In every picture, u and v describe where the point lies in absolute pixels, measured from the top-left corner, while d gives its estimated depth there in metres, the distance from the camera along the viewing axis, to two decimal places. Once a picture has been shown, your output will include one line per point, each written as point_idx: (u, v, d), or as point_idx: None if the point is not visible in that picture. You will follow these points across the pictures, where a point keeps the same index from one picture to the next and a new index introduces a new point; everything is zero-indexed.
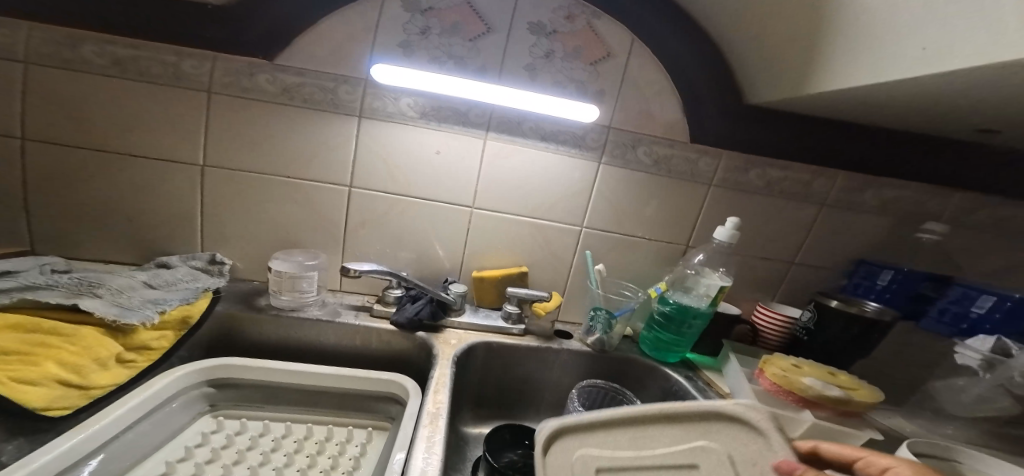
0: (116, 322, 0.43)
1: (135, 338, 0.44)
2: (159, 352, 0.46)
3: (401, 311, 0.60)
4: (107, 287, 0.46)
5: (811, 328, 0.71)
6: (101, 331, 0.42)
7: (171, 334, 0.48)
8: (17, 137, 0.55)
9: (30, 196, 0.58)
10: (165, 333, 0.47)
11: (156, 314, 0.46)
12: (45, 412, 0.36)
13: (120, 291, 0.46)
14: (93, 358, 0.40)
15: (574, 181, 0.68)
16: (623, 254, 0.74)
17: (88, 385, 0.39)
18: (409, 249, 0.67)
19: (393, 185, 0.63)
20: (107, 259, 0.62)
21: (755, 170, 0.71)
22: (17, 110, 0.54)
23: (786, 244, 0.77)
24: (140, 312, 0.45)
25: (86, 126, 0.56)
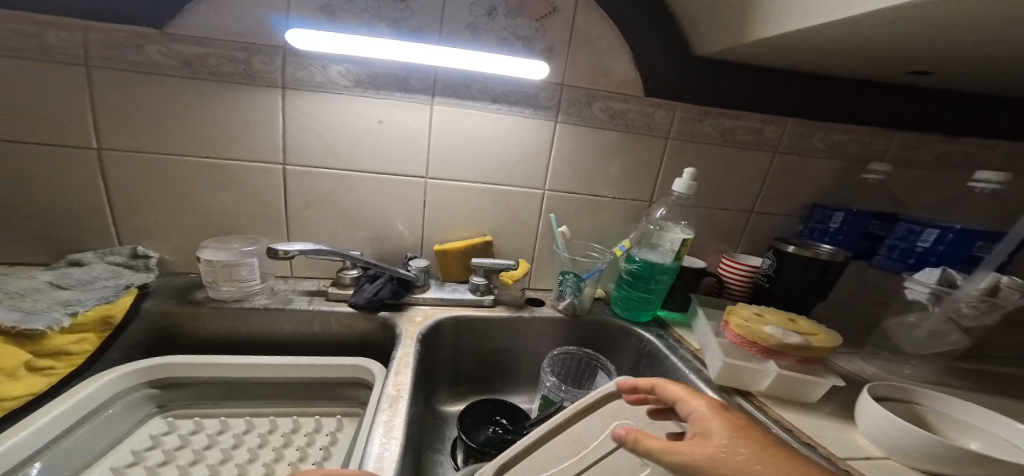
0: (16, 329, 0.39)
1: (48, 344, 0.41)
2: (82, 357, 0.43)
3: (359, 293, 0.58)
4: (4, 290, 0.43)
5: (772, 274, 0.73)
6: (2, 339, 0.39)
7: (93, 337, 0.45)
8: None
9: None
10: (84, 337, 0.44)
11: (68, 317, 0.43)
12: None
13: (21, 295, 0.43)
14: None
15: (528, 143, 0.66)
16: (586, 216, 0.74)
17: None
18: (365, 228, 0.65)
19: (337, 160, 0.60)
20: (9, 261, 0.56)
21: (712, 122, 0.71)
22: None
23: (744, 194, 0.78)
24: (47, 317, 0.41)
25: None
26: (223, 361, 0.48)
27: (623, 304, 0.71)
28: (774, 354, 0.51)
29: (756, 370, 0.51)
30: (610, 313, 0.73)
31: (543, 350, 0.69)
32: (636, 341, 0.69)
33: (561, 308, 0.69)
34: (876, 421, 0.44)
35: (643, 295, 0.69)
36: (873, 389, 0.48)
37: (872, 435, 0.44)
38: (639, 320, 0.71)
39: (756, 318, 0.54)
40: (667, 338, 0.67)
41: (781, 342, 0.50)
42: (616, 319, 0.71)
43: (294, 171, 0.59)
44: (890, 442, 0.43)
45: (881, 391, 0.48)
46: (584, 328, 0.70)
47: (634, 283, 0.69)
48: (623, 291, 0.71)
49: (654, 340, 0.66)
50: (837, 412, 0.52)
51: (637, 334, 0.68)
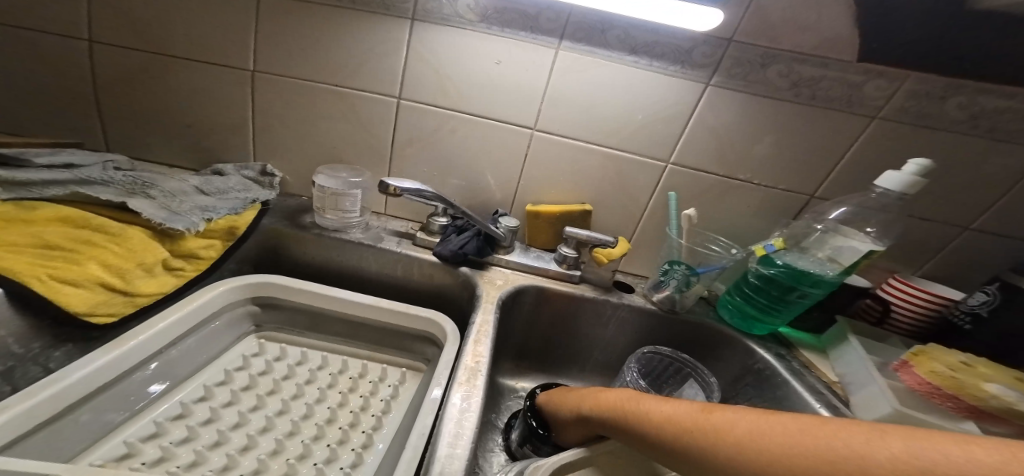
0: (163, 227, 0.45)
1: (183, 245, 0.47)
2: (205, 263, 0.49)
3: (446, 243, 0.56)
4: (159, 188, 0.48)
5: (981, 315, 0.50)
6: (148, 234, 0.44)
7: (219, 243, 0.51)
8: (85, 38, 0.56)
9: (101, 100, 0.61)
10: (212, 243, 0.50)
11: (202, 222, 0.48)
12: (90, 317, 0.39)
13: (171, 194, 0.48)
14: (138, 263, 0.42)
15: (661, 104, 0.55)
16: (710, 201, 0.60)
17: (132, 292, 0.42)
18: (460, 176, 0.62)
19: (447, 100, 0.57)
20: (176, 164, 0.66)
21: (941, 97, 0.50)
22: (83, 13, 0.55)
23: (955, 204, 0.56)
24: (186, 219, 0.46)
25: (141, 28, 0.56)
26: (312, 291, 0.52)
27: (735, 311, 0.58)
28: (988, 419, 0.36)
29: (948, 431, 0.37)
30: (713, 317, 0.60)
31: (622, 342, 0.61)
32: (742, 356, 0.56)
33: (654, 300, 0.59)
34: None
35: (770, 305, 0.55)
36: None
37: None
38: (753, 332, 0.57)
39: (965, 367, 0.38)
40: (790, 360, 0.53)
41: (1010, 410, 0.35)
42: (723, 326, 0.58)
43: (404, 108, 0.58)
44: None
45: None
46: (679, 327, 0.59)
47: (761, 290, 0.55)
48: (741, 296, 0.58)
49: (771, 361, 0.53)
50: None
51: (746, 347, 0.56)
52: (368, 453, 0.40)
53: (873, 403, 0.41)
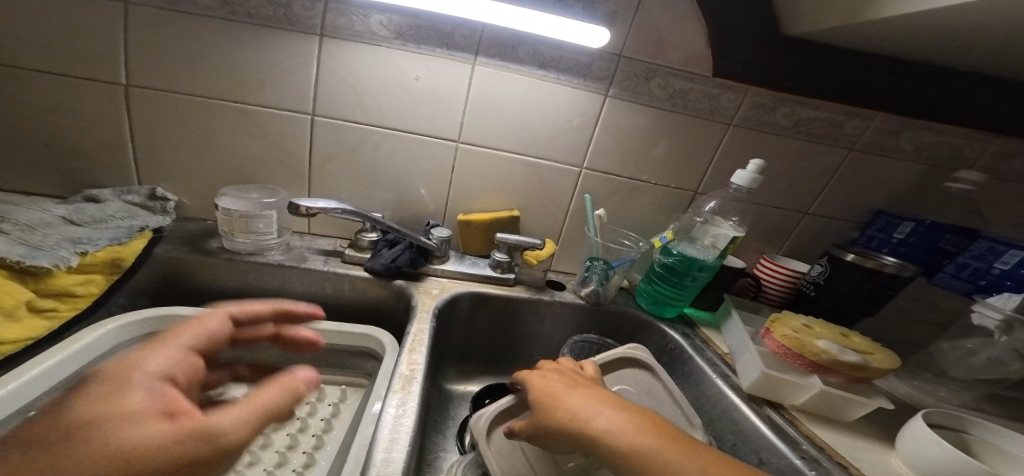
0: (23, 265, 0.39)
1: (53, 282, 0.40)
2: (85, 301, 0.43)
3: (376, 257, 0.55)
4: (16, 222, 0.42)
5: (819, 283, 0.65)
6: (5, 273, 0.38)
7: (101, 278, 0.44)
8: None
9: None
10: (92, 278, 0.44)
11: (75, 256, 0.42)
12: None
13: (32, 228, 0.42)
14: None
15: (573, 116, 0.60)
16: (623, 200, 0.68)
17: None
18: (386, 188, 0.61)
19: (364, 113, 0.56)
20: (36, 192, 0.56)
21: (782, 109, 0.62)
22: None
23: (801, 193, 0.70)
24: (53, 254, 0.41)
25: None
26: None
27: (649, 298, 0.66)
28: (822, 370, 0.46)
29: (798, 385, 0.46)
30: (633, 305, 0.68)
31: (557, 337, 0.66)
32: (657, 337, 0.64)
33: (583, 294, 0.64)
34: (925, 450, 0.40)
35: (675, 290, 0.63)
36: (925, 415, 0.42)
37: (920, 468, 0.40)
38: (664, 315, 0.65)
39: (804, 330, 0.48)
40: (693, 338, 0.61)
41: (835, 360, 0.44)
42: (641, 312, 0.66)
43: (319, 121, 0.56)
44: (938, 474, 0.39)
45: (935, 418, 0.43)
46: (606, 316, 0.66)
47: (666, 277, 0.64)
48: (651, 284, 0.66)
49: (679, 340, 0.60)
50: (876, 436, 0.47)
51: (660, 330, 0.63)
52: (309, 472, 0.38)
53: (747, 369, 0.49)
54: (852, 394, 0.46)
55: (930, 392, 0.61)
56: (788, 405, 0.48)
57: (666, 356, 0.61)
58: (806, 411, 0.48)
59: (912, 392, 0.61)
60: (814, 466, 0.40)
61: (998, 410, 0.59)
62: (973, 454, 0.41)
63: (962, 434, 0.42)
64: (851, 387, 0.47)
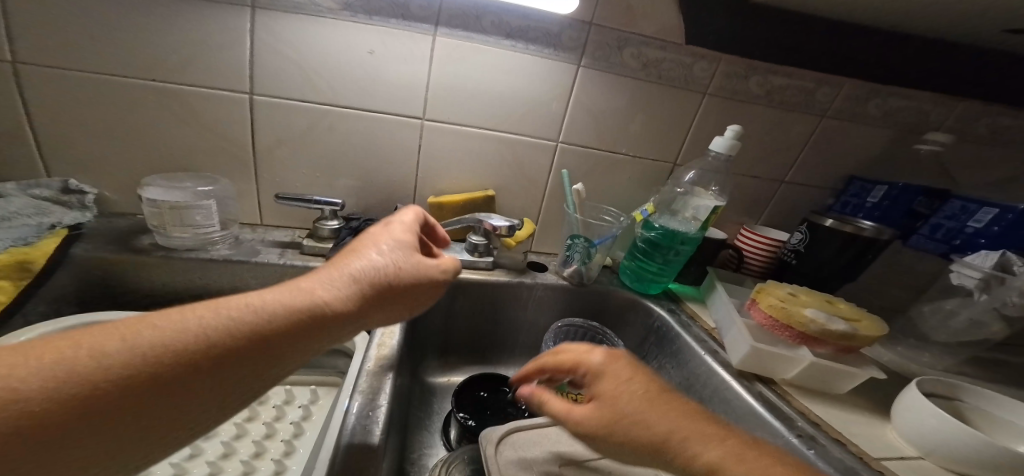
0: None
1: None
2: None
3: (339, 248, 0.51)
4: None
5: (800, 250, 0.65)
6: None
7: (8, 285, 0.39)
8: None
9: None
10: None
11: None
12: None
13: None
14: None
15: (543, 89, 0.57)
16: (601, 175, 0.66)
17: None
18: (348, 174, 0.57)
19: (316, 93, 0.51)
20: None
21: (757, 76, 0.61)
22: None
23: (778, 161, 0.69)
24: None
25: None
26: None
27: (633, 275, 0.64)
28: (810, 340, 0.45)
29: (787, 359, 0.45)
30: (617, 284, 0.66)
31: (541, 321, 0.63)
32: (644, 316, 0.62)
33: (566, 275, 0.62)
34: (919, 421, 0.38)
35: (658, 266, 0.62)
36: (921, 383, 0.41)
37: (914, 436, 0.39)
38: (649, 292, 0.64)
39: (791, 299, 0.47)
40: (680, 314, 0.60)
41: (822, 330, 0.43)
42: (625, 290, 0.64)
43: (266, 104, 0.51)
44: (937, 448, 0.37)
45: (931, 387, 0.42)
46: (590, 297, 0.63)
47: (649, 253, 0.62)
48: (635, 261, 0.64)
49: (665, 316, 0.59)
50: (863, 403, 0.47)
51: (646, 308, 0.62)
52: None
53: (735, 343, 0.48)
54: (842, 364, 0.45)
55: (907, 355, 0.61)
56: (778, 381, 0.47)
57: (653, 335, 0.60)
58: (796, 384, 0.46)
59: (891, 354, 0.61)
60: (811, 444, 0.39)
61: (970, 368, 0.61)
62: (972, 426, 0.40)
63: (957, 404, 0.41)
64: (839, 357, 0.46)
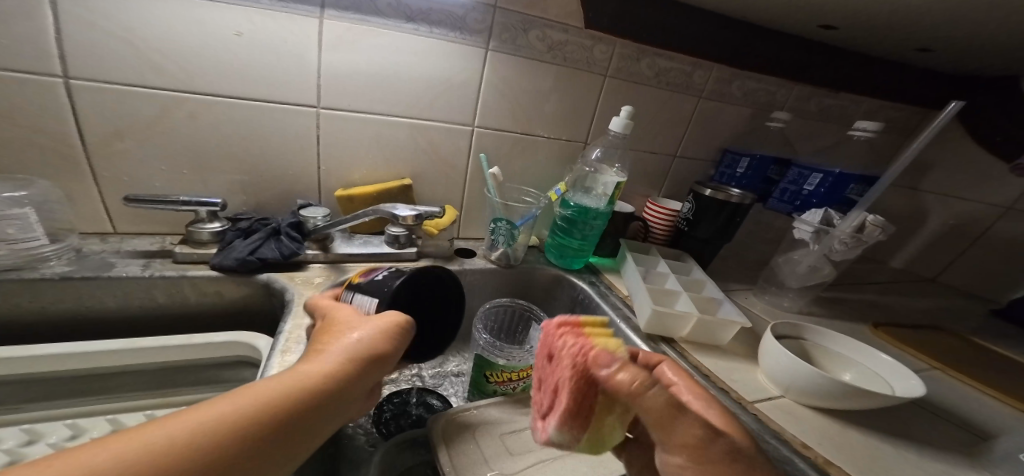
0: None
1: None
2: None
3: (227, 252, 0.44)
4: None
5: (690, 218, 0.73)
6: None
7: None
8: None
9: None
10: None
11: None
12: None
13: None
14: None
15: (453, 71, 0.55)
16: (518, 157, 0.67)
17: None
18: (235, 167, 0.50)
19: (166, 77, 0.43)
20: None
21: (647, 60, 0.67)
22: None
23: (670, 138, 0.77)
24: None
25: None
26: (8, 358, 0.35)
27: (556, 252, 0.68)
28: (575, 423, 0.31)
29: (680, 317, 0.51)
30: (542, 262, 0.69)
31: (472, 305, 0.64)
32: (568, 290, 0.66)
33: (492, 259, 0.63)
34: (777, 361, 0.46)
35: (578, 242, 0.65)
36: (774, 328, 0.51)
37: (774, 375, 0.46)
38: (572, 267, 0.68)
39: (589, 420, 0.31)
40: (598, 285, 0.64)
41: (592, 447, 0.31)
42: (550, 268, 0.67)
43: (87, 88, 0.41)
44: (791, 382, 0.45)
45: (782, 330, 0.52)
46: (518, 277, 0.65)
47: (568, 231, 0.65)
48: (556, 239, 0.67)
49: (586, 289, 0.63)
50: (742, 344, 0.56)
51: (570, 282, 0.66)
52: None
53: (643, 308, 0.53)
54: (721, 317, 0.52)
55: (773, 300, 0.74)
56: (677, 338, 0.54)
57: (577, 307, 0.64)
58: (690, 340, 0.53)
59: (763, 299, 0.74)
60: None
61: (815, 304, 0.76)
62: (811, 357, 0.51)
63: (800, 340, 0.52)
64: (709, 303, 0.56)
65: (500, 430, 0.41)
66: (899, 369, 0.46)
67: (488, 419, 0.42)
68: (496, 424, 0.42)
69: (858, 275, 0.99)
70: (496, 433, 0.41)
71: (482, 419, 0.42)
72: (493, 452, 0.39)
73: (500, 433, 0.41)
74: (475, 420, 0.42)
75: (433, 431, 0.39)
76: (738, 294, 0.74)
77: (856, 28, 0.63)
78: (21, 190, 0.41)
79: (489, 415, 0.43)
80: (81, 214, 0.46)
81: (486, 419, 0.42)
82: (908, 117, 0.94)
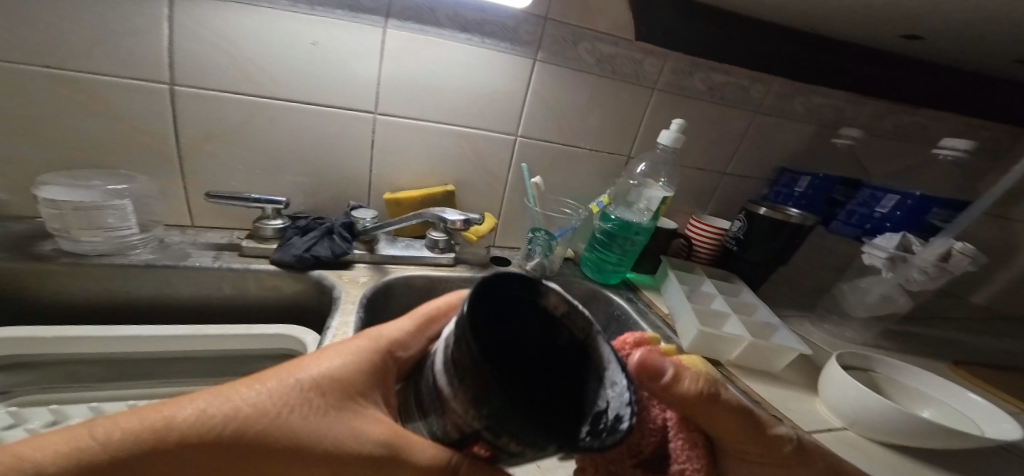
0: None
1: None
2: None
3: (286, 248, 0.47)
4: None
5: (740, 238, 0.69)
6: None
7: None
8: None
9: None
10: None
11: None
12: None
13: None
14: None
15: (503, 82, 0.56)
16: (562, 168, 0.66)
17: None
18: (294, 170, 0.53)
19: (253, 86, 0.48)
20: None
21: (700, 74, 0.65)
22: None
23: (722, 153, 0.74)
24: None
25: None
26: (92, 335, 0.39)
27: (595, 266, 0.65)
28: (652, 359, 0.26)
29: (731, 341, 0.48)
30: (581, 276, 0.66)
31: None
32: (606, 306, 0.63)
33: (529, 268, 0.61)
34: (843, 395, 0.42)
35: (619, 256, 0.63)
36: (839, 358, 0.46)
37: (838, 408, 0.42)
38: (609, 282, 0.65)
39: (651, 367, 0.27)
40: (638, 303, 0.61)
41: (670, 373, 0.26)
42: (588, 282, 0.65)
43: (184, 97, 0.46)
44: (859, 419, 0.41)
45: (849, 360, 0.47)
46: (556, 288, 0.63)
47: (608, 245, 0.63)
48: (595, 252, 0.65)
49: (624, 305, 0.60)
50: (801, 379, 0.51)
51: (608, 298, 0.62)
52: None
53: (687, 326, 0.51)
54: (776, 344, 0.48)
55: (833, 330, 0.68)
56: (724, 363, 0.50)
57: (615, 324, 0.61)
58: (739, 365, 0.50)
59: (820, 330, 0.68)
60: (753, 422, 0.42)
61: (883, 340, 0.69)
62: (882, 391, 0.46)
63: (869, 372, 0.47)
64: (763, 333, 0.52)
65: None
66: (993, 412, 0.40)
67: None
68: None
69: (935, 309, 0.88)
70: None
71: None
72: None
73: None
74: None
75: None
76: (792, 322, 0.69)
77: (947, 38, 0.57)
78: (124, 183, 0.47)
79: None
80: (169, 208, 0.51)
81: None
82: (997, 137, 0.85)
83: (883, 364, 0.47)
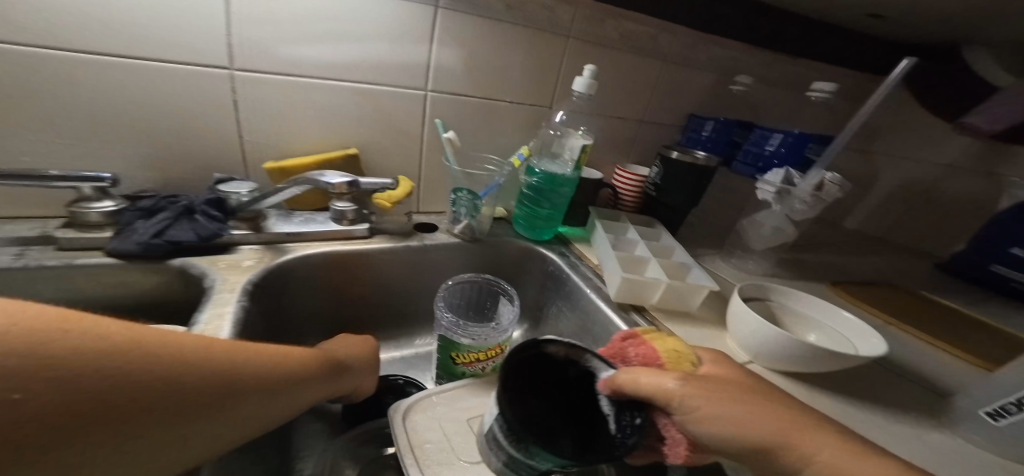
0: None
1: None
2: None
3: (126, 235, 0.38)
4: None
5: (659, 183, 0.72)
6: None
7: None
8: None
9: None
10: None
11: None
12: None
13: None
14: None
15: (398, 30, 0.49)
16: (482, 124, 0.62)
17: None
18: (139, 138, 0.43)
19: (47, 32, 0.36)
20: None
21: (611, 22, 0.63)
22: None
23: (637, 103, 0.75)
24: None
25: None
26: None
27: (527, 224, 0.63)
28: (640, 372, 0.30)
29: (650, 285, 0.49)
30: (513, 234, 0.64)
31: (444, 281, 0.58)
32: (539, 263, 0.62)
33: (457, 232, 0.57)
34: (745, 326, 0.45)
35: (549, 211, 0.61)
36: (741, 290, 0.50)
37: (743, 341, 0.46)
38: (543, 238, 0.64)
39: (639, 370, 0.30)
40: (570, 256, 0.61)
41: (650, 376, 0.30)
42: (520, 240, 0.62)
43: None
44: (761, 348, 0.44)
45: (750, 292, 0.51)
46: (489, 252, 0.59)
47: (538, 201, 0.61)
48: (525, 208, 0.62)
49: (557, 261, 0.59)
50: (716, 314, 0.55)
51: (540, 255, 0.61)
52: None
53: (613, 274, 0.51)
54: (691, 283, 0.51)
55: (738, 263, 0.75)
56: (647, 306, 0.52)
57: (550, 280, 0.60)
58: (660, 307, 0.52)
59: (728, 263, 0.75)
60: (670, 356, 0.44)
61: (779, 269, 0.77)
62: (778, 321, 0.51)
63: (766, 302, 0.52)
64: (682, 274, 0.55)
65: (470, 414, 0.38)
66: (862, 329, 0.47)
67: (456, 404, 0.39)
68: (465, 405, 0.39)
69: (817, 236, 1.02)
70: (461, 420, 0.37)
71: (448, 402, 0.39)
72: (463, 439, 0.35)
73: (466, 418, 0.37)
74: (439, 403, 0.38)
75: (394, 420, 0.36)
76: (705, 259, 0.74)
77: None
78: None
79: (457, 394, 0.40)
80: None
81: (455, 403, 0.39)
82: (860, 81, 0.97)
83: (778, 293, 0.53)
